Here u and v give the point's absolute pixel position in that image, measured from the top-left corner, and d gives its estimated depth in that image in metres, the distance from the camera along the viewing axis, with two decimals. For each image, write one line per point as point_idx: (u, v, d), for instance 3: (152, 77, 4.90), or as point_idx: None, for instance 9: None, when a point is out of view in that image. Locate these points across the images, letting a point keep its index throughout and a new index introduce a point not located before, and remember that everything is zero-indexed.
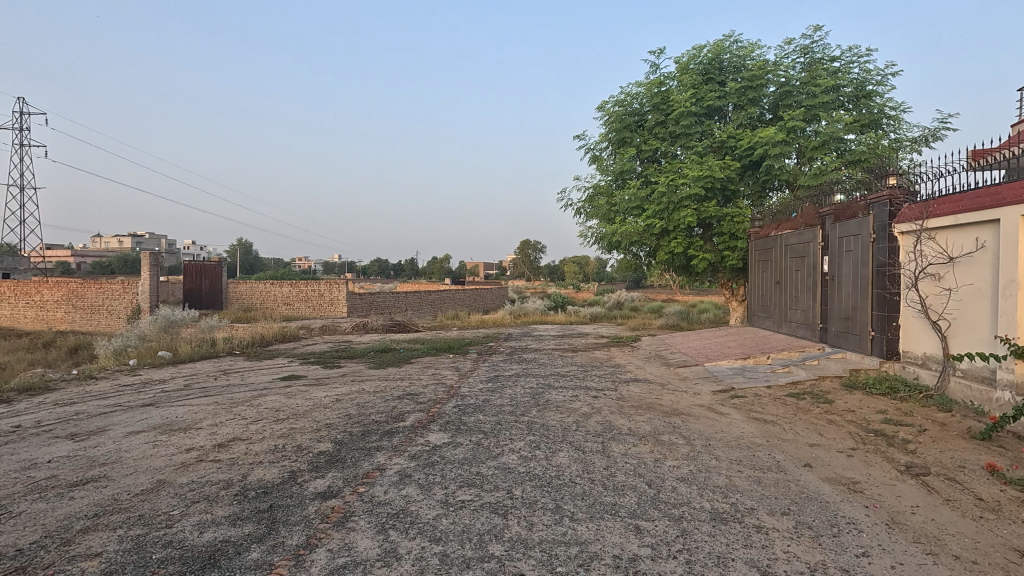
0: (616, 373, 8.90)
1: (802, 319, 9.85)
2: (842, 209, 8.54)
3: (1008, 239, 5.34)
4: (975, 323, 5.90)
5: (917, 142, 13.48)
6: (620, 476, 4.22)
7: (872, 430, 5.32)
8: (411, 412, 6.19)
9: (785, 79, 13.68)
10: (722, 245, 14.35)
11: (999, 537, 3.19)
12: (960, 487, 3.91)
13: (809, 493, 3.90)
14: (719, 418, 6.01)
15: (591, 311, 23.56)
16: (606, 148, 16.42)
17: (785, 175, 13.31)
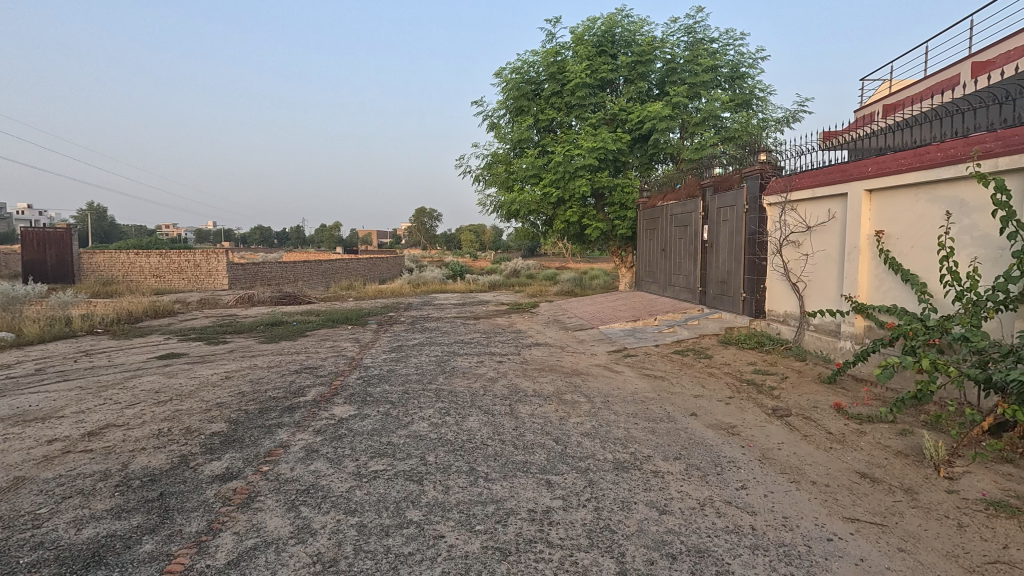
0: (518, 338, 9.14)
1: (684, 283, 10.72)
2: (719, 182, 9.32)
3: (854, 210, 6.16)
4: (825, 283, 6.77)
5: (780, 123, 14.90)
6: (529, 435, 4.40)
7: (744, 380, 6.00)
8: (312, 386, 5.94)
9: (671, 56, 14.42)
10: (613, 215, 15.07)
11: (844, 463, 3.78)
12: (814, 424, 4.54)
13: (695, 438, 4.34)
14: (615, 377, 6.45)
15: (489, 279, 23.71)
16: (503, 116, 16.47)
17: (670, 149, 14.15)
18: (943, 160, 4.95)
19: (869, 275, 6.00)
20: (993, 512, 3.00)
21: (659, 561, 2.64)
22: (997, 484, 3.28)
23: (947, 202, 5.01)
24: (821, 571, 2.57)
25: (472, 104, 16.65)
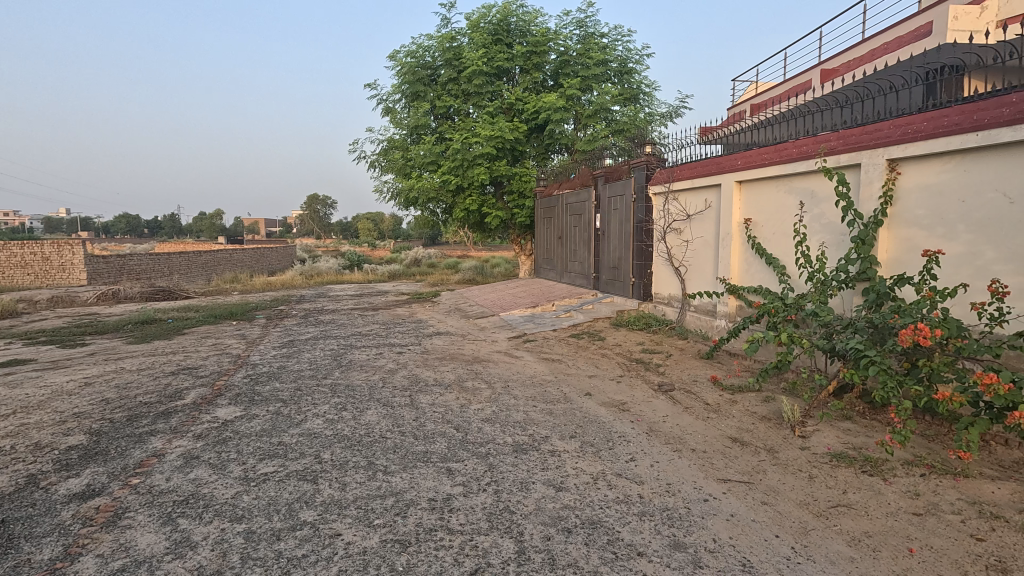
0: (418, 328, 9.02)
1: (580, 269, 11.16)
2: (610, 172, 9.78)
3: (726, 200, 6.74)
4: (703, 267, 7.36)
5: (664, 117, 15.87)
6: (430, 425, 4.37)
7: (634, 359, 6.40)
8: (191, 388, 5.45)
9: (564, 49, 14.79)
10: (512, 204, 15.26)
11: (719, 430, 4.17)
12: (694, 397, 4.96)
13: (590, 417, 4.56)
14: (515, 362, 6.58)
15: (389, 269, 23.10)
16: (399, 101, 16.02)
17: (565, 139, 14.56)
18: (799, 156, 5.55)
19: (740, 259, 6.61)
20: (835, 463, 3.47)
21: (556, 537, 2.75)
22: (839, 438, 3.79)
23: (801, 193, 5.64)
24: (699, 529, 2.82)
25: (364, 87, 16.00)
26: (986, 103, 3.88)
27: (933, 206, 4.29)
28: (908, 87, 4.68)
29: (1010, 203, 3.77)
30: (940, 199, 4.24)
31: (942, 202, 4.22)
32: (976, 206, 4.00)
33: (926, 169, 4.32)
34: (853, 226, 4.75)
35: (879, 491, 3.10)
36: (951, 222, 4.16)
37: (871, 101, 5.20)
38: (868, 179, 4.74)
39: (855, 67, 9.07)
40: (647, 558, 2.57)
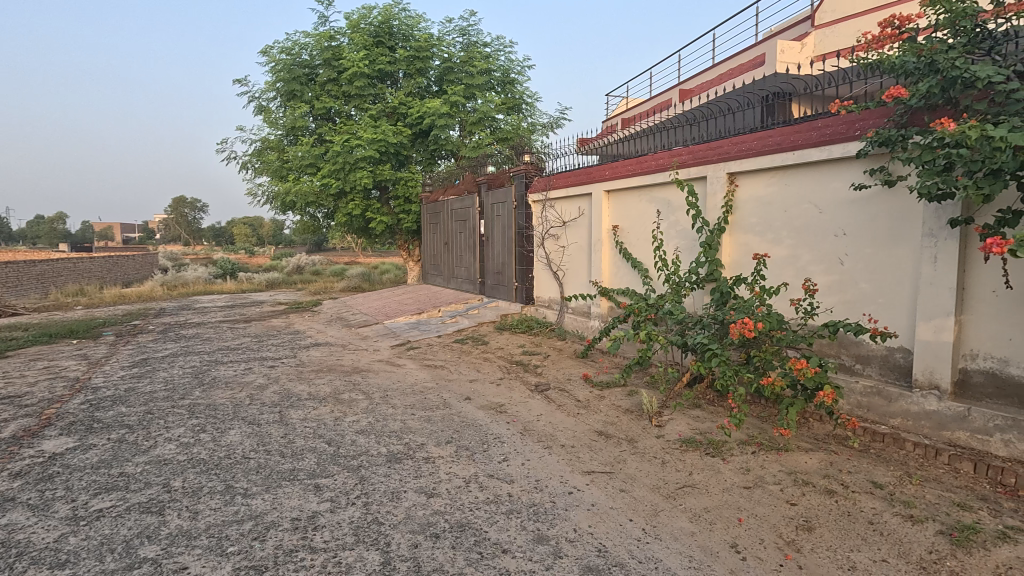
0: (295, 340, 8.56)
1: (466, 274, 11.24)
2: (492, 179, 9.99)
3: (597, 207, 7.16)
4: (579, 271, 7.75)
5: (546, 127, 16.46)
6: (299, 441, 4.17)
7: (514, 361, 6.57)
8: (11, 419, 4.72)
9: (447, 55, 14.80)
10: (399, 209, 14.99)
11: (587, 424, 4.41)
12: (567, 395, 5.21)
13: (467, 421, 4.61)
14: (396, 370, 6.47)
15: (267, 277, 21.63)
16: (274, 99, 15.11)
17: (450, 145, 14.58)
18: (657, 168, 6.06)
19: (610, 263, 7.05)
20: (685, 447, 3.82)
21: (423, 543, 2.75)
22: (689, 425, 4.19)
23: (659, 203, 6.15)
24: (561, 521, 2.97)
25: (233, 82, 14.86)
26: (801, 126, 4.50)
27: (763, 216, 4.88)
28: (743, 110, 5.29)
29: (819, 213, 4.40)
30: (768, 209, 4.83)
31: (770, 212, 4.82)
32: (794, 216, 4.61)
33: (757, 183, 4.91)
34: (701, 233, 5.28)
35: (718, 470, 3.48)
36: (777, 229, 4.76)
37: (715, 120, 5.81)
38: (713, 190, 5.29)
39: (707, 89, 10.06)
40: (510, 555, 2.65)
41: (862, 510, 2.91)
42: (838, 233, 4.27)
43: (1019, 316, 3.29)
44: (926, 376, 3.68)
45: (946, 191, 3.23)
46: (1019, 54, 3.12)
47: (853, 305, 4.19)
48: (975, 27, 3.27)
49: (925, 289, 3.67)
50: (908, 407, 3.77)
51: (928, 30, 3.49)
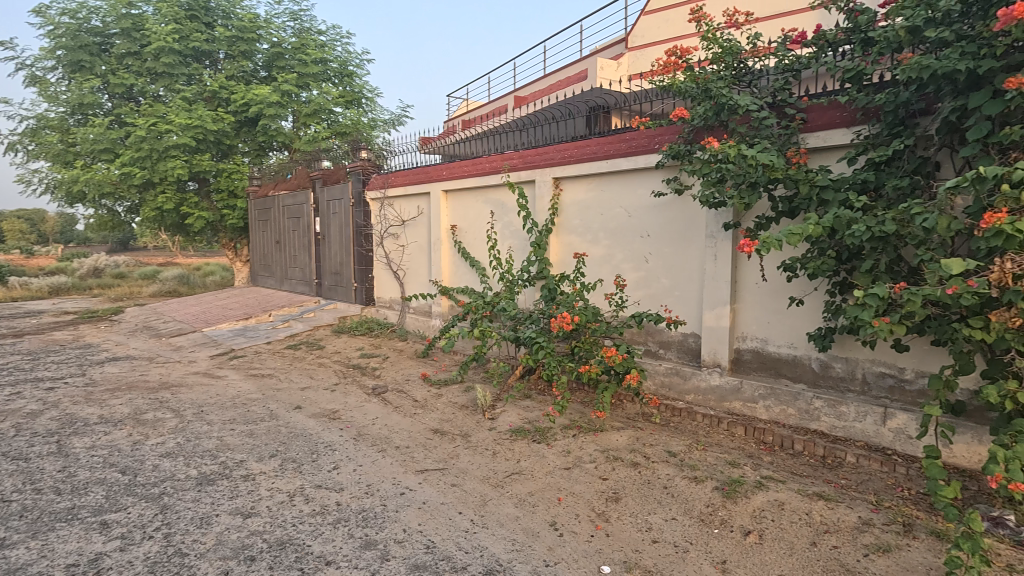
0: (85, 354, 7.27)
1: (301, 275, 10.54)
2: (328, 175, 9.49)
3: (435, 207, 7.19)
4: (419, 270, 7.72)
5: (387, 124, 16.06)
6: (83, 474, 3.56)
7: (351, 365, 6.33)
8: None
9: (277, 40, 13.66)
10: (221, 204, 13.46)
11: (423, 424, 4.43)
12: (405, 395, 5.17)
13: (295, 431, 4.33)
14: (214, 383, 5.82)
15: (50, 281, 18.04)
16: (54, 69, 12.68)
17: (282, 137, 13.48)
18: (491, 170, 6.26)
19: (449, 262, 7.13)
20: (515, 437, 4.02)
21: (235, 569, 2.53)
22: (519, 416, 4.41)
23: (494, 203, 6.37)
24: (390, 524, 2.93)
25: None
26: (613, 137, 4.97)
27: (583, 218, 5.31)
28: (567, 119, 5.69)
29: (629, 216, 4.91)
30: (588, 212, 5.27)
31: (589, 214, 5.26)
32: (609, 218, 5.09)
33: (577, 187, 5.33)
34: (531, 233, 5.58)
35: (544, 455, 3.72)
36: (595, 231, 5.22)
37: (543, 127, 6.16)
38: (540, 193, 5.62)
39: (539, 97, 10.68)
40: (334, 566, 2.55)
41: (659, 477, 3.33)
42: (644, 234, 4.81)
43: (773, 303, 4.02)
44: (711, 356, 4.33)
45: (720, 200, 3.81)
46: (768, 89, 3.81)
47: (656, 298, 4.76)
48: (738, 63, 3.92)
49: (709, 283, 4.29)
50: (699, 384, 4.39)
51: (705, 62, 4.10)
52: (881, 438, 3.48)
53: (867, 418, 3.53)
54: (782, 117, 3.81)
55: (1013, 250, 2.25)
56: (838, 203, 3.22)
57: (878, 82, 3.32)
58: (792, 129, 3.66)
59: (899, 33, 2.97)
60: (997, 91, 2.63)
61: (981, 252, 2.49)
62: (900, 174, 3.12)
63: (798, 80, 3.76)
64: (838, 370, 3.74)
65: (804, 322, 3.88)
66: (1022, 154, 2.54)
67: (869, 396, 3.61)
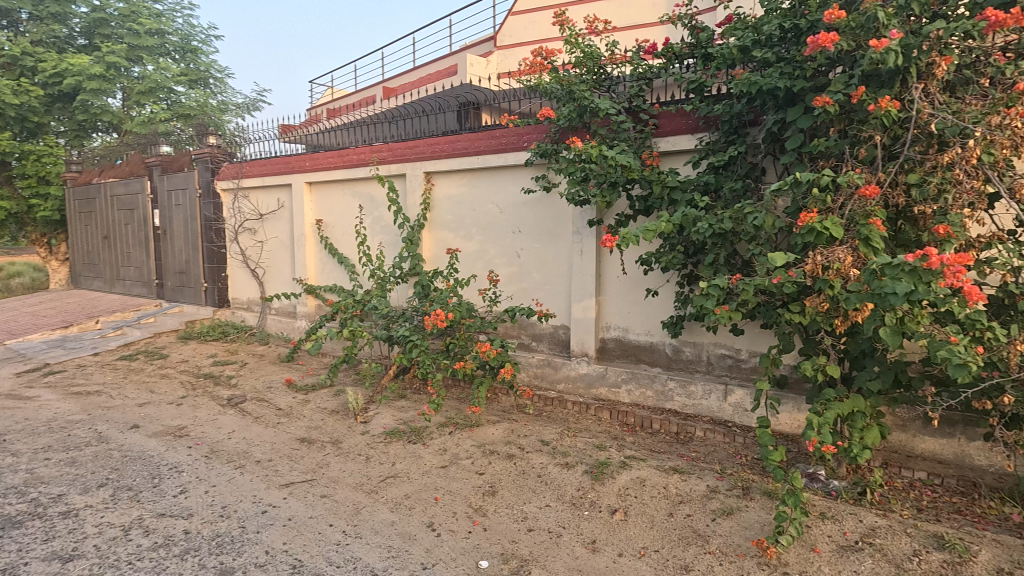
0: None
1: (136, 275, 9.25)
2: (168, 162, 8.42)
3: (297, 200, 6.71)
4: (281, 268, 7.16)
5: (240, 108, 14.70)
6: None
7: (202, 375, 5.69)
8: None
9: (99, 3, 11.75)
10: (27, 192, 11.21)
11: (288, 433, 4.11)
12: (266, 404, 4.76)
13: (131, 454, 3.78)
14: (21, 405, 4.88)
15: None
16: None
17: (108, 116, 11.59)
18: (358, 163, 5.98)
19: (315, 259, 6.70)
20: (389, 440, 3.89)
21: None
22: (393, 417, 4.28)
23: (362, 197, 6.10)
24: (250, 547, 2.67)
25: None
26: (482, 134, 4.98)
27: (456, 213, 5.29)
28: (437, 114, 5.61)
29: (500, 212, 4.98)
30: (460, 207, 5.25)
31: (461, 209, 5.24)
32: (481, 214, 5.11)
33: (449, 182, 5.29)
34: (402, 229, 5.43)
35: (420, 455, 3.64)
36: (468, 227, 5.21)
37: (413, 120, 6.02)
38: (412, 188, 5.48)
39: (408, 89, 10.42)
40: None
41: (533, 466, 3.43)
42: (515, 230, 4.90)
43: (633, 295, 4.33)
44: (579, 346, 4.55)
45: (584, 198, 4.01)
46: (625, 94, 4.07)
47: (527, 292, 4.89)
48: (598, 68, 4.14)
49: (576, 277, 4.49)
50: (568, 373, 4.59)
51: (568, 65, 4.27)
52: (723, 412, 3.90)
53: (712, 395, 3.94)
54: (637, 121, 4.09)
55: (821, 245, 2.63)
56: (686, 203, 3.54)
57: (716, 94, 3.70)
58: (646, 133, 3.94)
59: (732, 51, 3.34)
60: (807, 108, 3.07)
61: (797, 247, 2.88)
62: (734, 178, 3.51)
63: (650, 88, 4.06)
64: (688, 354, 4.13)
65: (659, 311, 4.22)
66: (826, 163, 2.99)
67: (713, 375, 4.03)
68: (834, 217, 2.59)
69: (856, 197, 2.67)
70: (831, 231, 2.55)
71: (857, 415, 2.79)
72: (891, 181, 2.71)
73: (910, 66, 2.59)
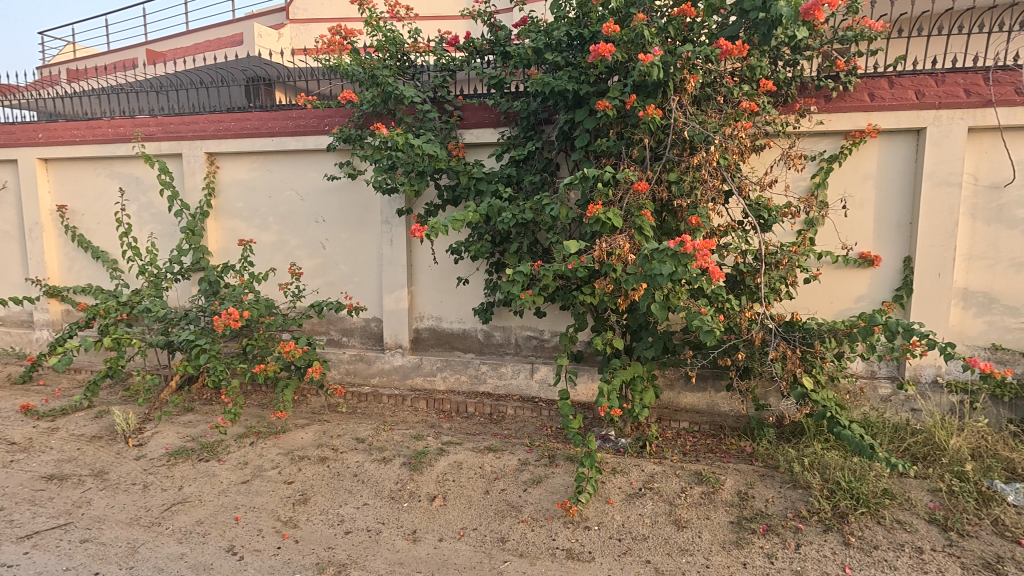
0: None
1: None
2: None
3: (26, 180, 5.35)
4: (6, 267, 5.66)
5: None
6: None
7: None
8: None
9: None
10: None
11: (28, 472, 3.29)
12: None
13: None
14: None
15: None
16: None
17: None
18: (115, 137, 4.98)
19: (59, 257, 5.45)
20: (173, 461, 3.36)
21: None
22: (178, 434, 3.70)
23: (123, 179, 5.11)
24: None
25: None
26: (276, 113, 4.53)
27: (247, 200, 4.75)
28: (219, 87, 4.95)
29: (301, 199, 4.61)
30: (253, 194, 4.72)
31: (253, 196, 4.72)
32: (278, 201, 4.67)
33: (237, 165, 4.72)
34: (180, 217, 4.69)
35: (213, 474, 3.22)
36: (263, 215, 4.72)
37: (187, 92, 5.22)
38: (190, 169, 4.75)
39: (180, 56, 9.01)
40: None
41: (348, 466, 3.29)
42: (318, 219, 4.59)
43: (444, 284, 4.39)
44: (392, 338, 4.46)
45: (392, 186, 3.89)
46: (429, 84, 4.07)
47: (335, 285, 4.63)
48: (401, 55, 4.07)
49: (387, 267, 4.39)
50: (382, 366, 4.48)
51: (369, 49, 4.11)
52: (530, 389, 4.20)
53: (520, 374, 4.21)
54: (443, 112, 4.12)
55: (605, 233, 2.97)
56: (491, 193, 3.69)
57: (515, 91, 3.92)
58: (451, 124, 4.00)
59: (528, 51, 3.57)
60: (591, 110, 3.42)
61: (587, 235, 3.21)
62: (533, 171, 3.76)
63: (454, 80, 4.13)
64: (498, 338, 4.34)
65: (469, 299, 4.35)
66: (608, 160, 3.38)
67: (521, 356, 4.30)
68: (615, 209, 2.94)
69: (631, 192, 3.07)
70: (613, 221, 2.89)
71: (637, 379, 3.23)
72: (658, 178, 3.17)
73: (669, 81, 3.05)
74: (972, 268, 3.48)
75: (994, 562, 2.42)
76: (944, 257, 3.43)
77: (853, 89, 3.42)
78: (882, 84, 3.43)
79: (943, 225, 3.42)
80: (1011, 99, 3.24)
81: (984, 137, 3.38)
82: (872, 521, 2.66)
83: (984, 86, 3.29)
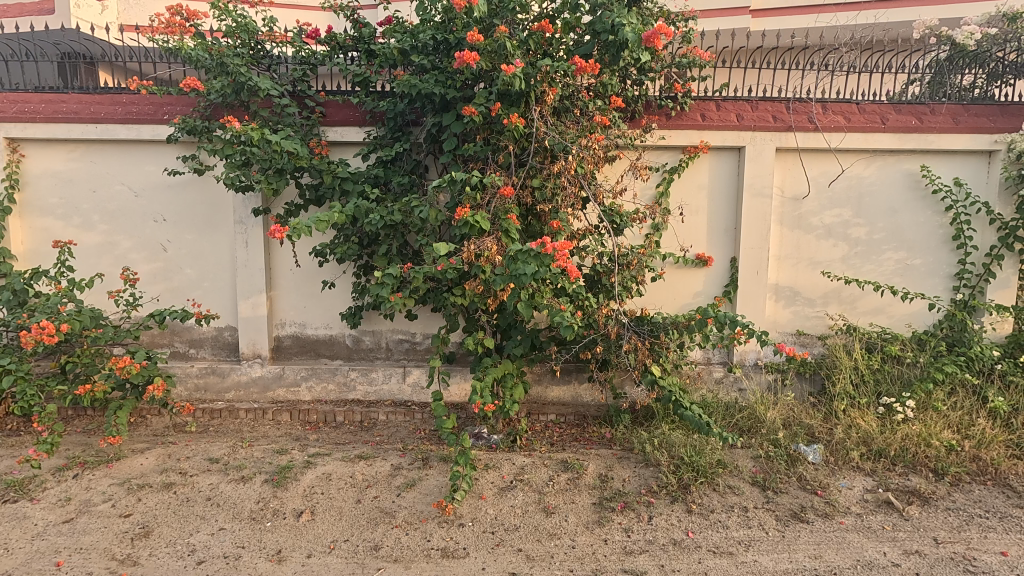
0: None
1: None
2: None
3: None
4: None
5: None
6: None
7: None
8: None
9: None
10: None
11: None
12: None
13: None
14: None
15: None
16: None
17: None
18: None
19: None
20: None
21: None
22: None
23: None
24: None
25: None
26: (102, 97, 3.98)
27: (64, 195, 4.10)
28: (21, 61, 4.20)
29: (135, 196, 4.09)
30: (72, 188, 4.09)
31: (72, 191, 4.09)
32: (106, 198, 4.10)
33: (50, 154, 4.05)
34: None
35: (24, 515, 2.75)
36: (86, 213, 4.11)
37: None
38: None
39: None
40: None
41: (199, 489, 3.00)
42: (158, 218, 4.11)
43: (308, 288, 4.17)
44: (250, 347, 4.14)
45: (247, 183, 3.59)
46: (287, 77, 3.84)
47: (179, 292, 4.18)
48: (255, 43, 3.79)
49: (241, 271, 4.07)
50: (238, 379, 4.14)
51: (216, 33, 3.78)
52: (403, 393, 4.16)
53: (392, 378, 4.15)
54: (303, 107, 3.93)
55: (474, 235, 3.05)
56: (357, 194, 3.59)
57: (381, 90, 3.84)
58: (312, 121, 3.81)
59: (393, 51, 3.54)
60: (458, 115, 3.48)
61: (456, 237, 3.27)
62: (401, 172, 3.72)
63: (315, 74, 3.93)
64: (368, 342, 4.22)
65: (336, 303, 4.18)
66: (475, 164, 3.46)
67: (392, 360, 4.23)
68: (482, 213, 3.03)
69: (497, 196, 3.18)
70: (481, 224, 2.98)
71: (508, 376, 3.36)
72: (522, 184, 3.33)
73: (530, 91, 3.22)
74: (782, 267, 4.12)
75: (799, 512, 2.90)
76: (760, 257, 4.03)
77: (689, 109, 3.87)
78: (711, 107, 3.93)
79: (759, 230, 4.01)
80: (805, 126, 3.90)
81: (788, 156, 4.02)
82: (709, 489, 3.04)
83: (786, 114, 3.92)
